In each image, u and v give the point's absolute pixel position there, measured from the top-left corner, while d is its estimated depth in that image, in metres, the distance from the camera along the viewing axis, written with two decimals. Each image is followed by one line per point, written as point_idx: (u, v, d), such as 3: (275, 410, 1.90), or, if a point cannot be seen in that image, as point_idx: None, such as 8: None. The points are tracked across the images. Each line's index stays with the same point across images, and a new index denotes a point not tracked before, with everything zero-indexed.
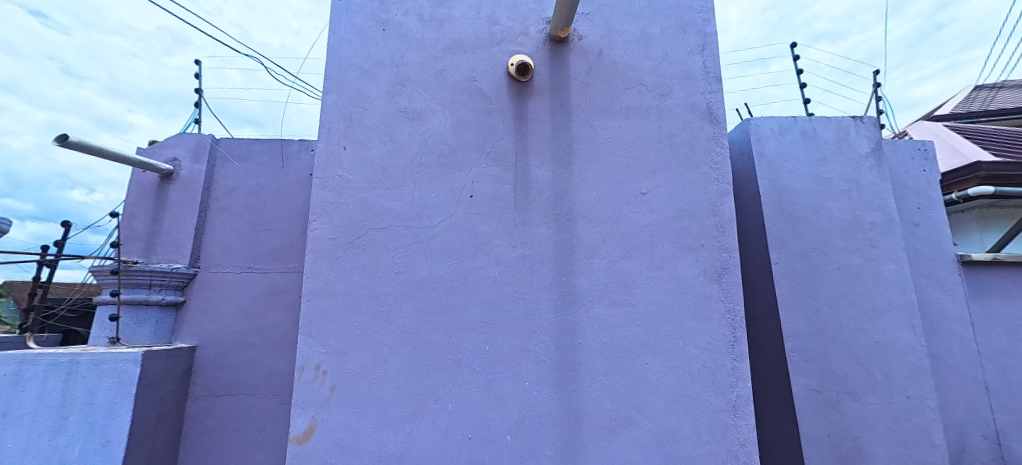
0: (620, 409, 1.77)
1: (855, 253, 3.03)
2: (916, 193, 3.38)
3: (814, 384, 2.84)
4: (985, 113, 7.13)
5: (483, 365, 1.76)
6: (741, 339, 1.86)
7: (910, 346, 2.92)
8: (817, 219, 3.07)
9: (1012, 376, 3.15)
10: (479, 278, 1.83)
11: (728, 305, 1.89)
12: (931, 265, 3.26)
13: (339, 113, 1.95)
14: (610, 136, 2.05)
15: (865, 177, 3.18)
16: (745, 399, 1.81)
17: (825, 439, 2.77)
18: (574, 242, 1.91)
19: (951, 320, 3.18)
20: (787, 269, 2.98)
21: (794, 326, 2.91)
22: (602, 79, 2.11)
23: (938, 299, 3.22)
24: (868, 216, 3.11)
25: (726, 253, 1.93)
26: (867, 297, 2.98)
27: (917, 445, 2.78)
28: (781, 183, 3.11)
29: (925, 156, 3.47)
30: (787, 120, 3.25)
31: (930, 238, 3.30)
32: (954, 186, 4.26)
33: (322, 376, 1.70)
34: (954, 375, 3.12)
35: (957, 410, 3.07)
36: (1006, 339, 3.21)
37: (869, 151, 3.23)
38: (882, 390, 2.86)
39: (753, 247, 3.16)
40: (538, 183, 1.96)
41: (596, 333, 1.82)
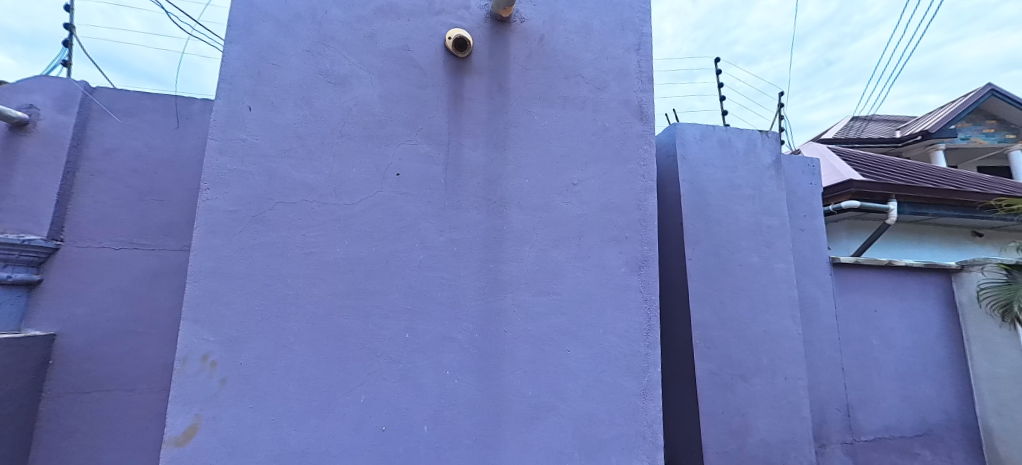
0: (541, 395, 1.78)
1: (755, 253, 3.38)
2: (804, 203, 3.85)
3: (714, 368, 3.13)
4: (858, 140, 8.39)
5: (402, 353, 1.66)
6: (655, 327, 1.96)
7: (791, 334, 3.34)
8: (726, 220, 3.37)
9: (862, 359, 3.75)
10: (403, 262, 1.72)
11: (645, 295, 1.98)
12: (811, 266, 3.73)
13: (246, 67, 1.70)
14: (548, 123, 2.04)
15: (766, 185, 3.54)
16: (655, 383, 1.92)
17: (720, 417, 3.07)
18: (503, 228, 1.87)
19: (822, 313, 3.69)
20: (699, 264, 3.23)
21: (701, 316, 3.17)
22: (542, 66, 2.09)
23: (814, 295, 3.71)
24: (767, 221, 3.47)
25: (647, 247, 2.03)
26: (760, 292, 3.34)
27: (790, 419, 3.20)
28: (699, 185, 3.35)
29: (815, 171, 3.95)
30: (707, 128, 3.50)
31: (812, 242, 3.78)
32: (831, 200, 4.93)
33: (210, 368, 1.48)
34: (822, 361, 3.62)
35: (822, 389, 3.58)
36: (860, 329, 3.80)
37: (770, 162, 3.59)
38: (767, 373, 3.23)
39: (672, 243, 3.39)
40: (471, 165, 1.89)
41: (521, 321, 1.81)
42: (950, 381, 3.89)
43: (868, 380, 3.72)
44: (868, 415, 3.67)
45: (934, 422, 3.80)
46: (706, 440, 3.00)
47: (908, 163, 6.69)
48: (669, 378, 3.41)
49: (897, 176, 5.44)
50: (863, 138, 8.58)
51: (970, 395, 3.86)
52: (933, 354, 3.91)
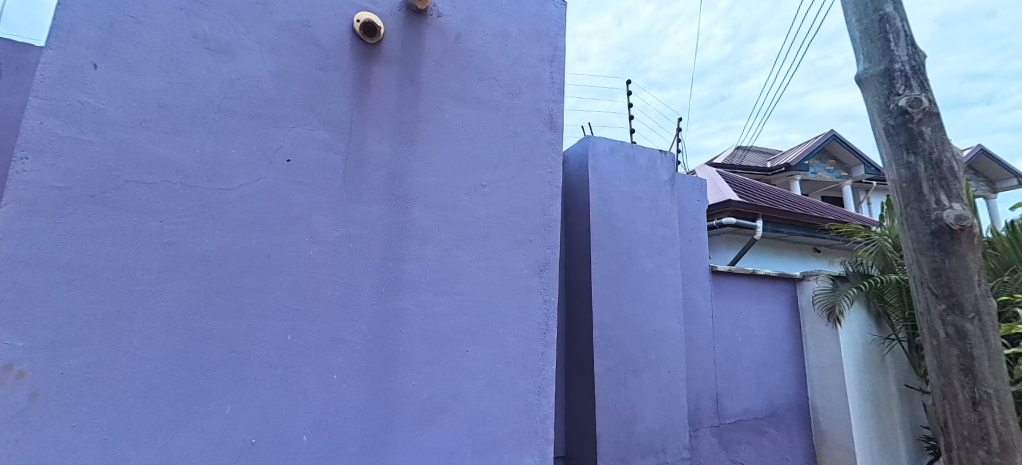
0: (436, 397, 1.75)
1: (649, 259, 3.72)
2: (691, 217, 4.35)
3: (609, 364, 3.38)
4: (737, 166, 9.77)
5: (282, 356, 1.51)
6: (552, 327, 2.06)
7: (674, 333, 3.73)
8: (626, 229, 3.67)
9: (729, 354, 4.34)
10: (290, 257, 1.58)
11: (545, 296, 2.06)
12: (694, 273, 4.22)
13: (95, 16, 1.41)
14: (460, 122, 2.02)
15: (662, 199, 3.93)
16: (549, 380, 2.00)
17: (612, 410, 3.32)
18: (406, 225, 1.81)
19: (701, 314, 4.20)
20: (601, 268, 3.47)
21: (600, 316, 3.40)
22: (457, 64, 2.06)
23: (695, 298, 4.21)
24: (659, 230, 3.85)
25: (549, 250, 2.12)
26: (651, 295, 3.69)
27: (670, 409, 3.58)
28: (604, 195, 3.60)
29: (701, 189, 4.49)
30: (615, 143, 3.77)
31: (696, 252, 4.28)
32: (714, 216, 5.67)
33: (15, 380, 1.19)
34: (697, 356, 4.12)
35: (696, 381, 4.07)
36: (729, 328, 4.40)
37: (666, 178, 3.99)
38: (654, 368, 3.57)
39: (579, 248, 3.59)
40: (374, 158, 1.80)
41: (420, 322, 1.76)
42: (792, 371, 4.67)
43: (733, 372, 4.32)
44: (731, 402, 4.26)
45: (779, 406, 4.53)
46: (599, 432, 3.22)
47: (775, 189, 7.92)
48: (569, 375, 3.61)
49: (765, 199, 6.40)
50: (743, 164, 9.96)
51: (805, 381, 4.69)
52: (781, 348, 4.66)
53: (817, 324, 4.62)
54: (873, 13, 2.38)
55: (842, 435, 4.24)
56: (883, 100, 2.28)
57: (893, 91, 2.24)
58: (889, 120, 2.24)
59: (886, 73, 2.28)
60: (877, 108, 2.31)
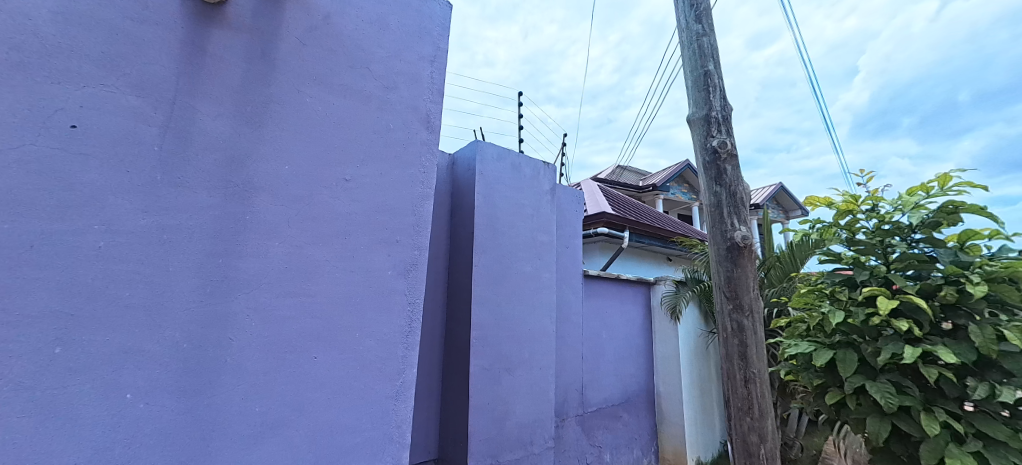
0: (272, 410, 1.57)
1: (528, 263, 3.91)
2: (569, 225, 4.72)
3: (486, 364, 3.44)
4: (610, 182, 11.03)
5: (41, 374, 1.18)
6: (416, 329, 2.01)
7: (546, 331, 3.95)
8: (510, 233, 3.81)
9: (595, 350, 4.79)
10: (68, 247, 1.26)
11: (410, 298, 2.00)
12: (570, 276, 4.57)
13: None
14: (323, 110, 1.85)
15: (544, 207, 4.16)
16: (408, 384, 1.95)
17: (486, 408, 3.38)
18: (245, 217, 1.59)
19: (574, 314, 4.56)
20: (482, 270, 3.54)
21: (479, 317, 3.46)
22: (325, 46, 1.90)
23: (567, 299, 4.55)
24: (539, 235, 4.06)
25: (417, 251, 2.06)
26: (530, 296, 3.87)
27: (539, 402, 3.79)
28: (490, 199, 3.69)
29: (579, 200, 4.90)
30: (504, 150, 3.89)
31: (572, 257, 4.64)
32: (591, 226, 6.31)
33: None
34: (565, 353, 4.46)
35: (566, 375, 4.40)
36: (597, 326, 4.87)
37: (549, 188, 4.26)
38: (527, 365, 3.75)
39: (464, 250, 3.61)
40: (205, 136, 1.54)
41: (256, 327, 1.56)
42: (643, 362, 5.35)
43: (596, 365, 4.77)
44: (596, 394, 4.68)
45: (632, 393, 5.14)
46: (472, 430, 3.27)
47: (643, 206, 9.07)
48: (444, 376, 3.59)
49: (633, 214, 7.28)
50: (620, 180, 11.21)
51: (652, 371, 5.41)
52: (636, 343, 5.31)
53: (663, 322, 5.39)
54: (699, 68, 2.93)
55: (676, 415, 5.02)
56: (702, 140, 2.81)
57: (709, 133, 2.77)
58: (707, 156, 2.76)
59: (706, 119, 2.81)
60: (699, 146, 2.82)
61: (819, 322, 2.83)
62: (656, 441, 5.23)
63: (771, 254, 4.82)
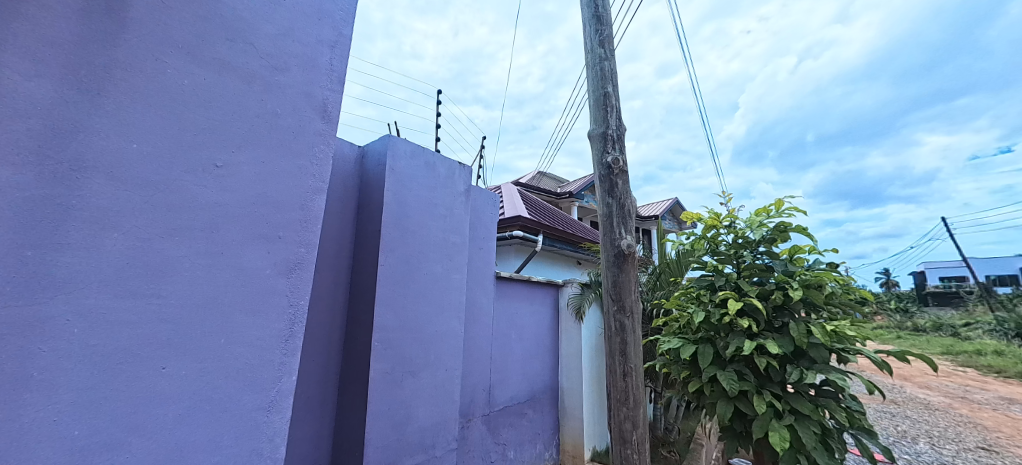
0: (101, 433, 1.33)
1: (438, 264, 3.76)
2: (483, 228, 4.69)
3: (387, 367, 3.23)
4: (528, 187, 11.38)
5: None
6: (298, 334, 1.80)
7: (454, 332, 3.83)
8: (420, 233, 3.63)
9: (502, 349, 4.79)
10: None
11: (292, 299, 1.79)
12: (481, 278, 4.52)
13: None
14: (190, 83, 1.60)
15: (457, 208, 4.08)
16: (285, 393, 1.74)
17: (385, 413, 3.18)
18: (70, 201, 1.32)
19: (484, 314, 4.51)
20: (388, 270, 3.33)
21: (382, 319, 3.24)
22: (196, 13, 1.65)
23: (478, 299, 4.49)
24: (451, 237, 3.94)
25: (303, 249, 1.86)
26: (438, 297, 3.72)
27: (444, 404, 3.66)
28: (400, 196, 3.50)
29: (494, 204, 4.92)
30: (419, 148, 3.75)
31: (484, 259, 4.62)
32: (507, 228, 6.47)
33: None
34: (473, 354, 4.40)
35: (472, 377, 4.33)
36: (505, 326, 4.90)
37: (463, 190, 4.15)
38: (432, 367, 3.60)
39: (368, 248, 3.39)
40: (14, 98, 1.26)
41: (79, 334, 1.31)
42: (549, 360, 5.51)
43: (505, 365, 4.78)
44: (503, 394, 4.66)
45: (537, 390, 5.24)
46: (367, 438, 3.05)
47: (559, 213, 9.43)
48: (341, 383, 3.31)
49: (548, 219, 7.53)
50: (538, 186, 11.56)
51: (558, 368, 5.61)
52: (543, 342, 5.45)
53: (569, 322, 5.66)
54: (599, 89, 3.18)
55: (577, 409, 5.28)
56: (599, 156, 3.06)
57: (606, 149, 3.02)
58: (602, 171, 3.00)
59: (604, 135, 3.05)
60: (596, 160, 3.06)
61: (687, 321, 3.28)
62: (557, 435, 5.42)
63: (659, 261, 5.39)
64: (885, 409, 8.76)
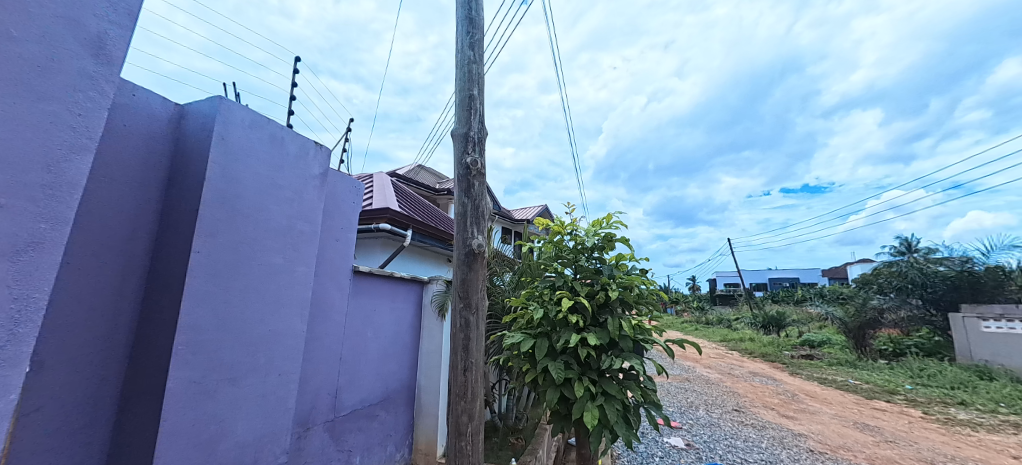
0: None
1: (278, 253, 2.84)
2: (342, 217, 3.97)
3: (197, 376, 2.36)
4: (400, 178, 10.88)
5: None
6: (27, 337, 1.35)
7: (294, 331, 2.96)
8: (258, 217, 2.72)
9: (354, 348, 4.22)
10: None
11: (19, 291, 1.32)
12: (334, 271, 3.84)
13: None
14: None
15: (308, 194, 3.11)
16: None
17: (188, 433, 2.32)
18: None
19: (335, 310, 3.85)
20: (208, 260, 2.41)
21: (194, 318, 2.34)
22: None
23: (331, 296, 3.80)
24: (299, 224, 3.02)
25: (47, 224, 1.39)
26: (276, 292, 2.81)
27: (275, 415, 2.82)
28: (231, 170, 2.56)
29: (357, 192, 4.19)
30: (261, 117, 2.80)
31: (341, 250, 3.92)
32: (372, 220, 6.06)
33: None
34: (316, 354, 3.70)
35: (314, 380, 3.70)
36: (358, 323, 4.30)
37: (318, 174, 3.22)
38: (261, 372, 2.72)
39: (182, 228, 2.44)
40: None
41: None
42: (409, 359, 5.13)
43: (357, 366, 4.25)
44: (350, 395, 4.14)
45: (392, 389, 4.84)
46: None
47: (433, 209, 9.23)
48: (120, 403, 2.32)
49: (420, 215, 7.26)
50: (414, 179, 11.16)
51: (416, 365, 5.28)
52: (404, 341, 5.01)
53: (433, 318, 5.32)
54: (465, 90, 3.22)
55: (434, 406, 5.08)
56: (459, 156, 3.10)
57: (466, 150, 3.08)
58: (461, 171, 3.03)
59: (465, 136, 3.10)
60: (456, 160, 3.10)
61: (528, 317, 3.61)
62: (411, 433, 5.14)
63: (520, 262, 5.68)
64: (680, 386, 10.97)
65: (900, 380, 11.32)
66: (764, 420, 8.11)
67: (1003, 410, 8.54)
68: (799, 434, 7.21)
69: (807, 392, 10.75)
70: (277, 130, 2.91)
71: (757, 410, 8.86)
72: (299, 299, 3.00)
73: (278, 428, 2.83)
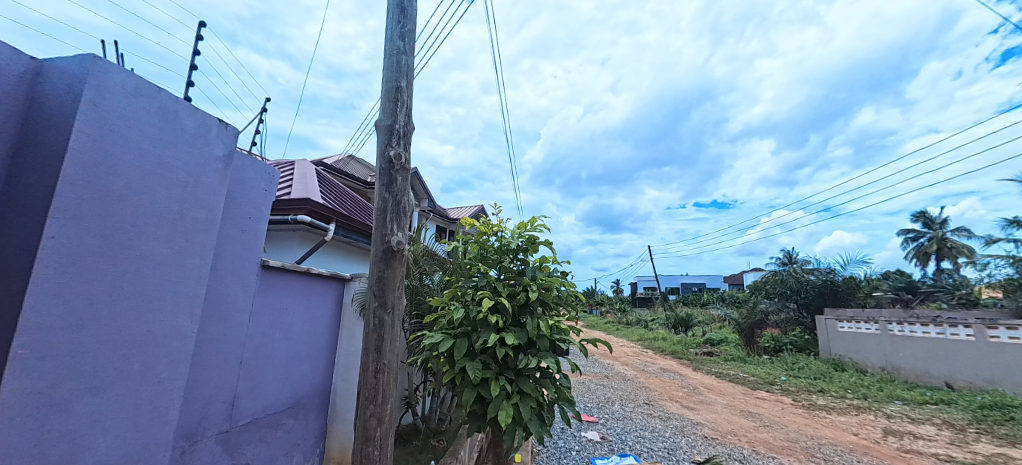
0: None
1: (163, 241, 2.40)
2: (252, 205, 3.53)
3: (43, 386, 1.92)
4: (327, 167, 10.14)
5: None
6: None
7: (182, 332, 2.52)
8: (139, 200, 2.28)
9: (260, 351, 3.73)
10: None
11: None
12: (239, 265, 3.39)
13: None
14: None
15: (207, 177, 2.68)
16: None
17: (25, 456, 1.88)
18: None
19: (238, 309, 3.39)
20: (65, 245, 1.97)
21: (42, 316, 1.90)
22: None
23: (232, 293, 3.34)
24: (194, 210, 2.58)
25: None
26: (158, 286, 2.38)
27: (150, 430, 2.37)
28: (105, 143, 2.14)
29: (272, 179, 3.76)
30: (149, 86, 2.40)
31: (248, 242, 3.47)
32: (290, 211, 5.55)
33: None
34: (210, 357, 3.19)
35: (207, 388, 3.19)
36: (267, 322, 3.79)
37: (222, 155, 2.80)
38: (134, 380, 2.28)
39: (32, 208, 1.99)
40: None
41: None
42: (324, 361, 4.69)
43: (262, 370, 3.75)
44: (251, 403, 3.65)
45: (303, 394, 4.35)
46: None
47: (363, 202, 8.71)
48: None
49: (346, 208, 6.80)
50: (342, 169, 10.46)
51: (333, 368, 4.82)
52: (319, 342, 4.56)
53: (353, 318, 4.91)
54: (393, 80, 3.09)
55: (348, 412, 4.73)
56: (381, 148, 2.96)
57: (389, 143, 2.94)
58: (384, 164, 2.90)
59: (389, 128, 2.97)
60: (378, 153, 2.96)
61: (448, 317, 3.56)
62: (322, 441, 4.71)
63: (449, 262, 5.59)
64: (600, 383, 11.60)
65: (778, 373, 13.09)
66: (670, 411, 8.88)
67: (851, 395, 10.28)
68: (697, 423, 8.00)
69: (707, 385, 11.98)
70: (169, 103, 2.50)
71: (665, 402, 9.67)
72: (189, 295, 2.57)
73: (153, 444, 2.39)
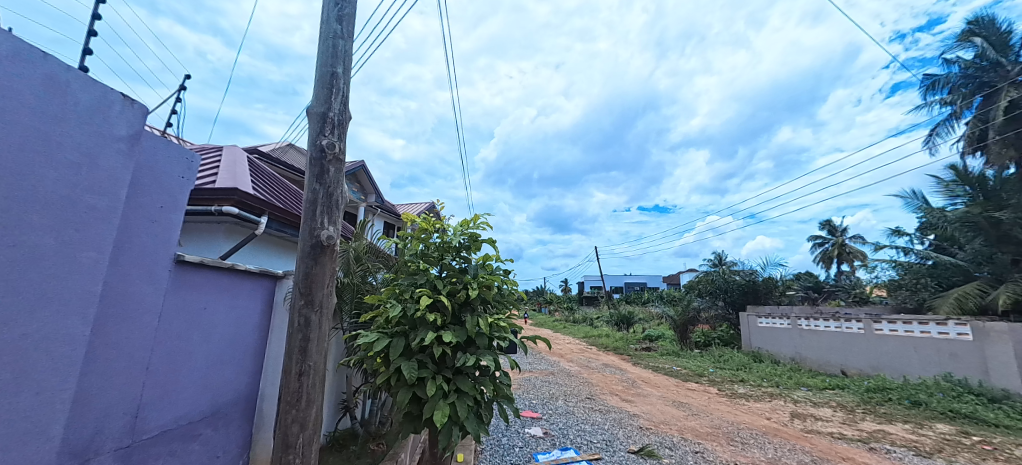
0: None
1: (46, 231, 2.04)
2: (165, 193, 3.16)
3: None
4: (260, 154, 9.38)
5: None
6: None
7: (71, 337, 2.14)
8: (14, 182, 1.92)
9: (173, 356, 3.32)
10: None
11: None
12: (146, 260, 3.00)
13: None
14: None
15: (106, 158, 2.31)
16: None
17: None
18: None
19: (144, 309, 3.00)
20: None
21: None
22: None
23: (137, 290, 2.95)
24: (88, 195, 2.22)
25: None
26: (37, 283, 2.01)
27: (25, 449, 2.01)
28: None
29: (189, 165, 3.39)
30: (30, 50, 2.04)
31: (159, 235, 3.09)
32: (214, 202, 5.03)
33: None
34: (107, 364, 2.79)
35: (103, 399, 2.78)
36: (181, 324, 3.38)
37: (128, 135, 2.45)
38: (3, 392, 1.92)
39: None
40: None
41: None
42: (253, 365, 4.29)
43: (175, 377, 3.35)
44: (160, 414, 3.24)
45: (225, 402, 3.93)
46: None
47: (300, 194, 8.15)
48: None
49: (281, 201, 6.31)
50: (277, 158, 9.71)
51: (261, 373, 4.42)
52: (246, 345, 4.16)
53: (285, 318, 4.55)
54: (328, 66, 2.91)
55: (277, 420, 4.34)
56: (313, 137, 2.78)
57: (322, 132, 2.77)
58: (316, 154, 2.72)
59: (323, 116, 2.80)
60: (309, 142, 2.77)
61: (386, 318, 3.42)
62: (247, 452, 4.29)
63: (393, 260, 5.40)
64: (545, 379, 11.84)
65: (706, 365, 14.16)
66: (610, 405, 9.27)
67: (766, 384, 11.38)
68: (634, 414, 8.42)
69: (643, 378, 12.66)
70: (57, 71, 2.14)
71: (605, 396, 10.07)
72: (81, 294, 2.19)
73: None
